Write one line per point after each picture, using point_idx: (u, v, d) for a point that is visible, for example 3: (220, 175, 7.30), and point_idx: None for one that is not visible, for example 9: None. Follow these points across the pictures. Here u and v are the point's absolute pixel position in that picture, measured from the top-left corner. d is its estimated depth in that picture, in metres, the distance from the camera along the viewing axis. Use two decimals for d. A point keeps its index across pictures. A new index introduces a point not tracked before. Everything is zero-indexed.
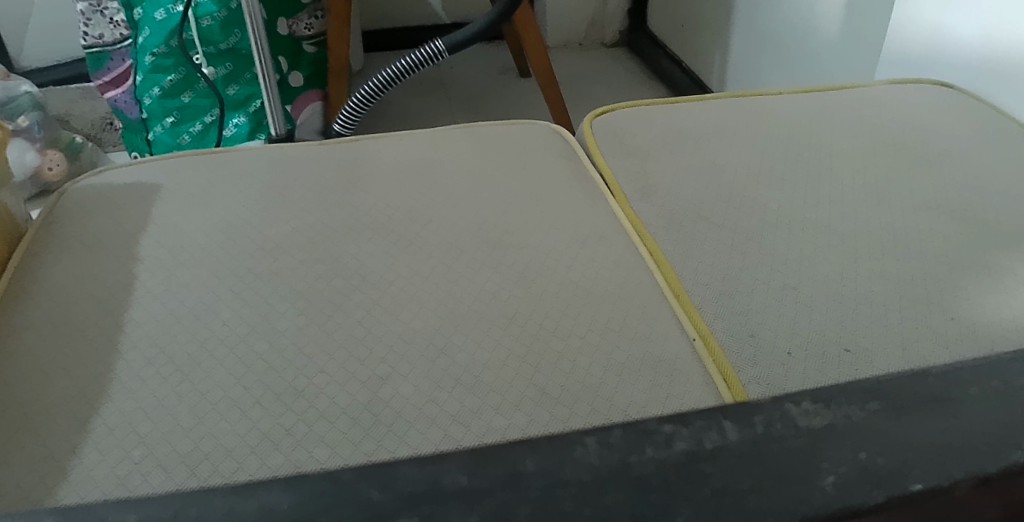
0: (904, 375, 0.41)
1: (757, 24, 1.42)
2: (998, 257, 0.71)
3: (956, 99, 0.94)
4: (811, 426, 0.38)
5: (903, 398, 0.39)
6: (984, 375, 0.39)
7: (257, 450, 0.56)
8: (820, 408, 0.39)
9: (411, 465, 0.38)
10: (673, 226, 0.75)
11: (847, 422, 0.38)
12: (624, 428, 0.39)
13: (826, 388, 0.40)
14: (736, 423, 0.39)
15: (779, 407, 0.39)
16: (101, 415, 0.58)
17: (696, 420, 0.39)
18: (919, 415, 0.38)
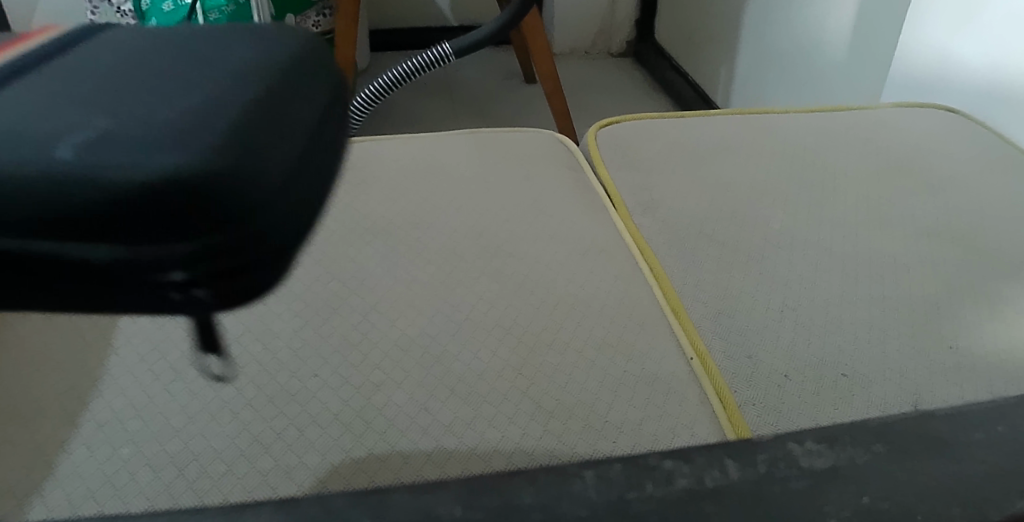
0: (909, 416, 0.40)
1: (766, 41, 1.42)
2: (1000, 286, 0.71)
3: (965, 126, 0.94)
4: (813, 467, 0.38)
5: (906, 441, 0.38)
6: (989, 419, 0.39)
7: (246, 453, 0.55)
8: (823, 448, 0.38)
9: (404, 495, 0.38)
10: (675, 242, 0.75)
11: (851, 464, 0.38)
12: (624, 463, 0.39)
13: (830, 428, 0.40)
14: (739, 461, 0.38)
15: (782, 446, 0.39)
16: (92, 412, 0.58)
17: (698, 457, 0.39)
18: (922, 458, 0.38)
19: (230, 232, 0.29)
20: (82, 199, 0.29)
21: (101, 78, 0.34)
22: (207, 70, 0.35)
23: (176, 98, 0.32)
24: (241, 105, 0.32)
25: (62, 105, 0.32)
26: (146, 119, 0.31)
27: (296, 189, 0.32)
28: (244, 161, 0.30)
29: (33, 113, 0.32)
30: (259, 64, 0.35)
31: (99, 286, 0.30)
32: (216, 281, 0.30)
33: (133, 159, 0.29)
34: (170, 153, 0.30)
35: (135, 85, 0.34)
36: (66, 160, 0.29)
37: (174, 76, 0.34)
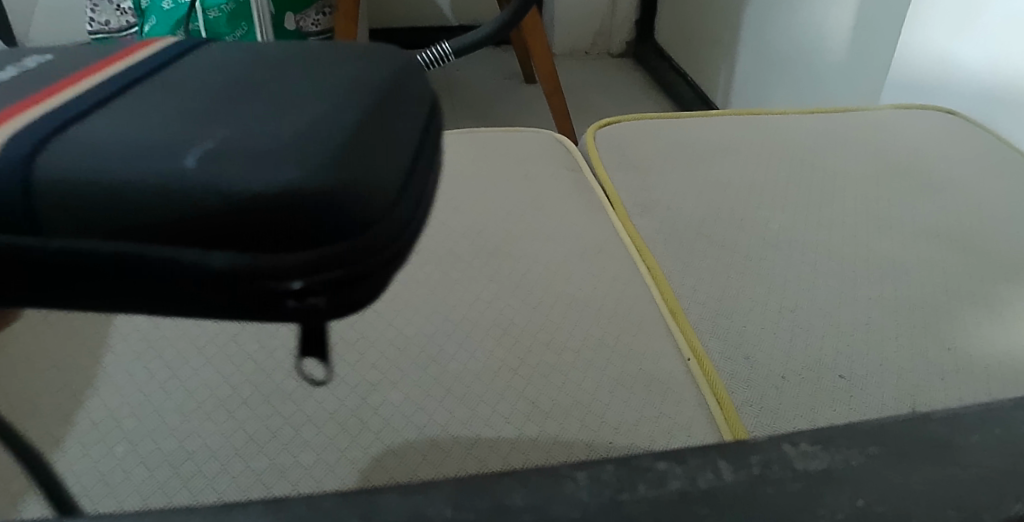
0: (906, 418, 0.40)
1: (766, 42, 1.42)
2: (997, 288, 0.71)
3: (963, 128, 0.94)
4: (808, 469, 0.37)
5: (903, 443, 0.38)
6: (987, 422, 0.39)
7: (241, 452, 0.55)
8: (818, 450, 0.38)
9: (394, 495, 0.37)
10: (673, 243, 0.75)
11: (845, 466, 0.37)
12: (616, 464, 0.39)
13: (825, 430, 0.40)
14: (732, 463, 0.38)
15: (776, 447, 0.39)
16: (87, 409, 0.57)
17: (692, 458, 0.38)
18: (920, 460, 0.37)
19: (344, 246, 0.31)
20: (211, 208, 0.31)
21: (219, 97, 0.37)
22: (315, 94, 0.37)
23: (290, 120, 0.35)
24: (350, 125, 0.35)
25: (189, 122, 0.35)
26: (263, 137, 0.33)
27: (403, 206, 0.33)
28: (357, 179, 0.32)
29: (159, 128, 0.34)
30: (363, 88, 0.38)
31: (220, 292, 0.32)
32: (332, 290, 0.32)
33: (256, 174, 0.32)
34: (290, 169, 0.32)
35: (250, 105, 0.36)
36: (196, 172, 0.32)
37: (285, 97, 0.37)
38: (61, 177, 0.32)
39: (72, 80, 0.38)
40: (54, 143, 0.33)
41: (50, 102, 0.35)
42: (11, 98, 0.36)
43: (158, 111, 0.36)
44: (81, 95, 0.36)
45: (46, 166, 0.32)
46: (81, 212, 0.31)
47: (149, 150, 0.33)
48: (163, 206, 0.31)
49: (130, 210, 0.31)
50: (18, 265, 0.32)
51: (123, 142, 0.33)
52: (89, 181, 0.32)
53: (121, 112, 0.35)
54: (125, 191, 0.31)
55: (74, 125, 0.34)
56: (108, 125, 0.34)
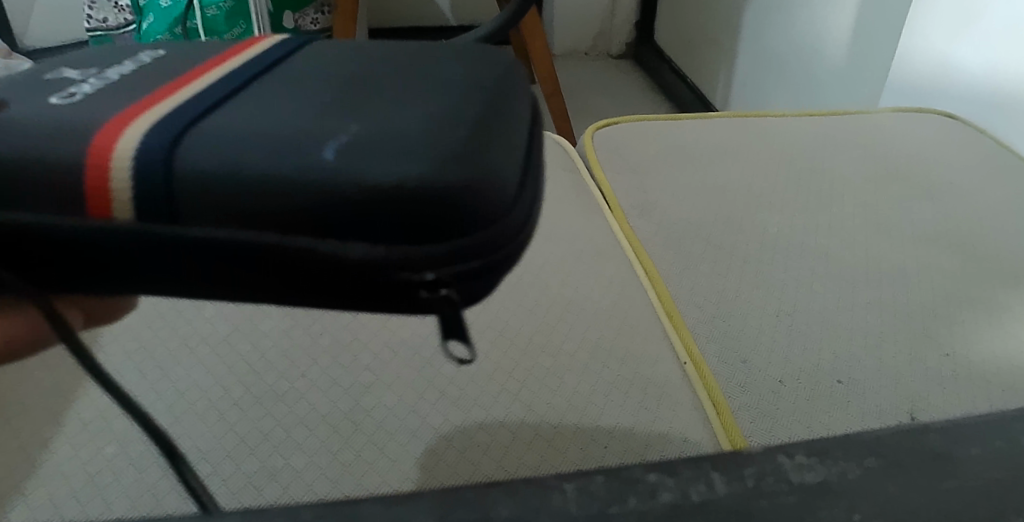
0: (905, 430, 0.40)
1: (764, 44, 1.41)
2: (996, 294, 0.70)
3: (962, 132, 0.93)
4: (804, 482, 0.37)
5: (901, 456, 0.38)
6: (987, 434, 0.38)
7: (232, 454, 0.55)
8: (814, 462, 0.38)
9: (376, 506, 0.37)
10: (670, 246, 0.74)
11: (841, 478, 0.37)
12: (606, 476, 0.38)
13: (823, 442, 0.39)
14: (725, 475, 0.37)
15: (772, 459, 0.38)
16: (76, 410, 0.57)
17: (684, 470, 0.38)
18: (918, 473, 0.37)
19: (474, 240, 0.35)
20: (346, 198, 0.34)
21: (342, 91, 0.39)
22: (436, 90, 0.39)
23: (408, 111, 0.37)
24: (473, 121, 0.37)
25: (317, 114, 0.37)
26: (388, 128, 0.36)
27: (522, 204, 0.37)
28: (485, 175, 0.35)
29: (295, 120, 0.37)
30: (476, 85, 0.40)
31: (357, 281, 0.35)
32: (461, 282, 0.35)
33: (391, 166, 0.34)
34: (422, 161, 0.34)
35: (371, 98, 0.39)
36: (334, 163, 0.34)
37: (404, 91, 0.39)
38: (203, 168, 0.35)
39: (194, 76, 0.41)
40: (194, 136, 0.36)
41: (179, 98, 0.38)
42: (137, 94, 0.39)
43: (285, 104, 0.38)
44: (207, 90, 0.39)
45: (186, 158, 0.35)
46: (222, 202, 0.35)
47: (287, 141, 0.35)
48: (301, 196, 0.34)
49: (269, 199, 0.34)
50: (164, 253, 0.35)
51: (258, 132, 0.36)
52: (230, 172, 0.35)
53: (249, 106, 0.38)
54: (265, 181, 0.34)
55: (208, 119, 0.37)
56: (240, 117, 0.37)
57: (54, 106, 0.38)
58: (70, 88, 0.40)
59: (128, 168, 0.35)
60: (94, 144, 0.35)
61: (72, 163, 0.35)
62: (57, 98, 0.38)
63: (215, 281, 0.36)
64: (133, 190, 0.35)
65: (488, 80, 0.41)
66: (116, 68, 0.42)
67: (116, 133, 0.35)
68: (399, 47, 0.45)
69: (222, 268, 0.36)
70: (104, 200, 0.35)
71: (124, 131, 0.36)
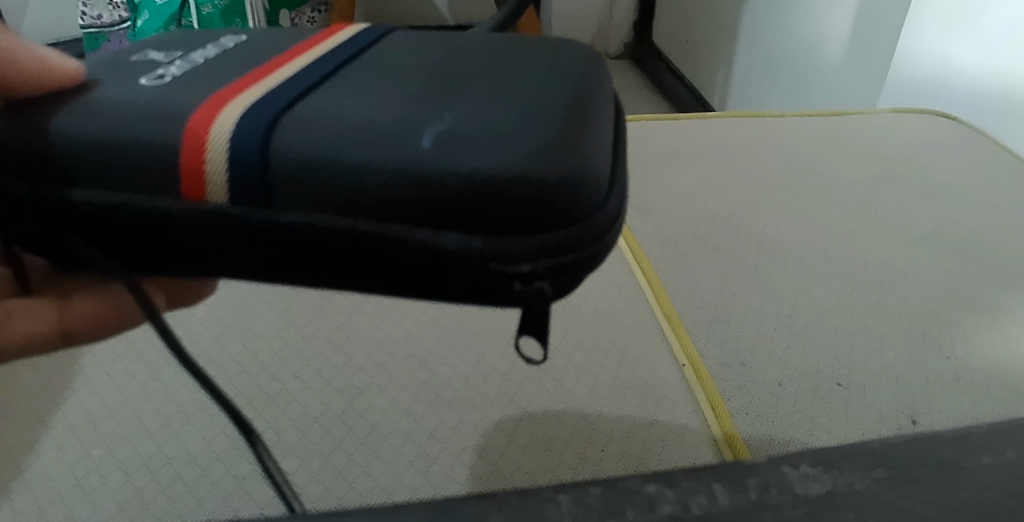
0: (911, 440, 0.39)
1: (762, 45, 1.41)
2: (998, 296, 0.69)
3: (962, 134, 0.93)
4: (809, 494, 0.36)
5: (909, 467, 0.37)
6: (997, 444, 0.37)
7: (222, 457, 0.54)
8: (819, 472, 0.37)
9: (364, 517, 0.36)
10: (668, 247, 0.73)
11: (848, 490, 0.36)
12: (603, 487, 0.37)
13: (829, 452, 0.38)
14: (728, 486, 0.37)
15: (776, 470, 0.37)
16: (64, 412, 0.56)
17: (684, 482, 0.37)
18: (926, 483, 0.36)
19: (563, 234, 0.36)
20: (438, 188, 0.35)
21: (433, 79, 0.40)
22: (526, 80, 0.40)
23: (501, 100, 0.38)
24: (566, 112, 0.38)
25: (411, 102, 0.38)
26: (482, 118, 0.37)
27: (612, 198, 0.38)
28: (579, 167, 0.36)
29: (391, 109, 0.38)
30: (568, 74, 0.41)
31: (452, 271, 0.36)
32: (553, 274, 0.36)
33: (487, 157, 0.35)
34: (518, 152, 0.35)
35: (463, 86, 0.39)
36: (431, 152, 0.35)
37: (495, 80, 0.40)
38: (300, 155, 0.36)
39: (280, 63, 0.42)
40: (292, 123, 0.37)
41: (270, 85, 0.39)
42: (224, 79, 0.40)
43: (378, 92, 0.39)
44: (298, 78, 0.40)
45: (284, 143, 0.36)
46: (315, 189, 0.36)
47: (386, 131, 0.36)
48: (394, 184, 0.35)
49: (366, 192, 0.36)
50: (261, 237, 0.37)
51: (350, 121, 0.37)
52: (326, 158, 0.36)
53: (341, 94, 0.39)
54: (361, 169, 0.35)
55: (303, 106, 0.38)
56: (335, 105, 0.38)
57: (146, 87, 0.39)
58: (157, 70, 0.41)
59: (225, 153, 0.36)
60: (189, 131, 0.37)
61: (169, 146, 0.37)
62: (147, 80, 0.40)
63: (313, 268, 0.38)
64: (229, 175, 0.36)
65: (575, 69, 0.41)
66: (198, 51, 0.44)
67: (212, 117, 0.37)
68: (485, 35, 0.45)
69: (318, 254, 0.37)
70: (201, 184, 0.37)
71: (219, 117, 0.37)
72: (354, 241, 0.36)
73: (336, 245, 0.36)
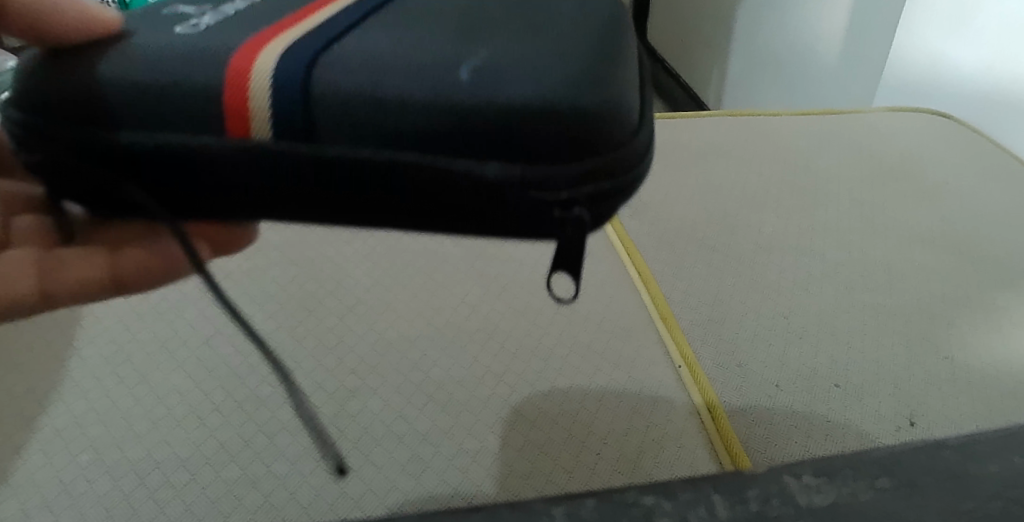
0: (917, 446, 0.37)
1: (757, 44, 1.40)
2: (995, 296, 0.69)
3: (959, 132, 0.92)
4: (812, 505, 0.35)
5: (914, 474, 0.35)
6: (1005, 450, 0.36)
7: (212, 462, 0.53)
8: (823, 482, 0.35)
9: None
10: (664, 247, 0.73)
11: (852, 501, 0.35)
12: (598, 499, 0.36)
13: (833, 460, 0.37)
14: (728, 498, 0.35)
15: (777, 480, 0.36)
16: (50, 416, 0.55)
17: (683, 494, 0.36)
18: (932, 492, 0.35)
19: (601, 159, 0.38)
20: (479, 118, 0.37)
21: (463, 20, 0.42)
22: (551, 22, 0.42)
23: (531, 39, 0.40)
24: (593, 50, 0.40)
25: (441, 41, 0.40)
26: (516, 54, 0.39)
27: (641, 130, 0.40)
28: (611, 96, 0.38)
29: (428, 46, 0.40)
30: (582, 16, 0.43)
31: (493, 200, 0.39)
32: (589, 200, 0.39)
33: (523, 86, 0.38)
34: (553, 82, 0.38)
35: (487, 28, 0.42)
36: (471, 83, 0.38)
37: (515, 22, 0.42)
38: (344, 90, 0.38)
39: (312, 9, 0.43)
40: (332, 61, 0.39)
41: (303, 29, 0.41)
42: (257, 26, 0.42)
43: (408, 33, 0.41)
44: (328, 20, 0.42)
45: (327, 80, 0.38)
46: (360, 122, 0.38)
47: (427, 66, 0.38)
48: (438, 113, 0.37)
49: (410, 123, 0.38)
50: (306, 170, 0.39)
51: (391, 57, 0.39)
52: (372, 90, 0.38)
53: (373, 34, 0.41)
54: (407, 100, 0.38)
55: (340, 45, 0.40)
56: (369, 43, 0.40)
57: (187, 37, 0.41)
58: (190, 21, 0.42)
59: (270, 89, 0.38)
60: (235, 71, 0.38)
61: (214, 88, 0.38)
62: (182, 29, 0.41)
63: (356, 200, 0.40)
64: (273, 110, 0.38)
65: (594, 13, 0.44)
66: (229, 2, 0.45)
67: (252, 57, 0.39)
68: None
69: (361, 186, 0.39)
70: (244, 120, 0.38)
71: (261, 59, 0.39)
72: (399, 172, 0.38)
73: (380, 177, 0.38)
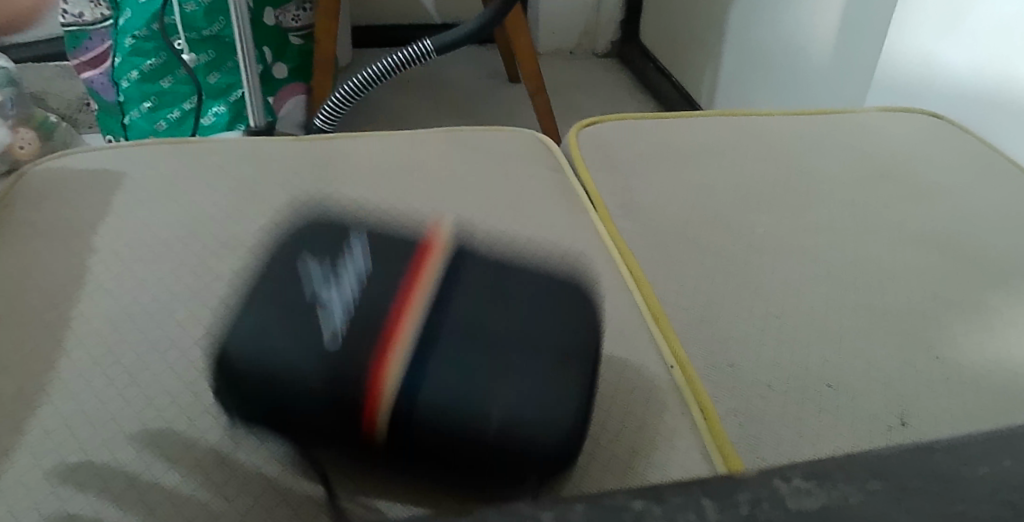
0: (905, 450, 0.37)
1: (749, 44, 1.40)
2: (985, 296, 0.69)
3: (948, 131, 0.93)
4: (801, 509, 0.34)
5: (904, 478, 0.35)
6: (995, 453, 0.36)
7: (202, 463, 0.52)
8: (813, 486, 0.35)
9: None
10: (657, 248, 0.73)
11: (843, 504, 0.35)
12: (587, 503, 0.36)
13: (821, 464, 0.37)
14: (717, 502, 0.35)
15: (767, 484, 0.36)
16: (39, 418, 0.55)
17: (672, 497, 0.36)
18: (923, 496, 0.34)
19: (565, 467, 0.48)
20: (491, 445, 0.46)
21: (482, 368, 0.48)
22: (551, 373, 0.49)
23: (533, 371, 0.49)
24: (577, 409, 0.48)
25: (496, 388, 0.47)
26: (528, 423, 0.47)
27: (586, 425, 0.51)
28: (580, 442, 0.49)
29: (466, 391, 0.47)
30: (596, 332, 0.53)
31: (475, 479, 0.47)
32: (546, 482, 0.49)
33: (531, 440, 0.47)
34: (551, 441, 0.47)
35: (532, 320, 0.51)
36: (500, 438, 0.46)
37: (550, 344, 0.50)
38: (433, 419, 0.46)
39: (390, 334, 0.47)
40: (427, 386, 0.46)
41: (412, 323, 0.48)
42: (378, 321, 0.47)
43: (477, 337, 0.49)
44: (423, 319, 0.48)
45: (422, 404, 0.46)
46: (421, 417, 0.46)
47: (469, 404, 0.46)
48: (469, 445, 0.46)
49: (450, 429, 0.46)
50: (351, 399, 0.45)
51: (447, 396, 0.46)
52: (433, 413, 0.46)
53: (455, 352, 0.48)
54: (450, 430, 0.46)
55: (429, 369, 0.47)
56: (447, 371, 0.47)
57: (329, 349, 0.47)
58: (327, 329, 0.48)
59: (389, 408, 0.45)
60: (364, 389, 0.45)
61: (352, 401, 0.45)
62: (330, 337, 0.47)
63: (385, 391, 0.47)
64: (390, 406, 0.45)
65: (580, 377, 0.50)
66: (348, 272, 0.51)
67: (379, 387, 0.45)
68: (502, 318, 0.51)
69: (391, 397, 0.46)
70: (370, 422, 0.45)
71: (381, 386, 0.45)
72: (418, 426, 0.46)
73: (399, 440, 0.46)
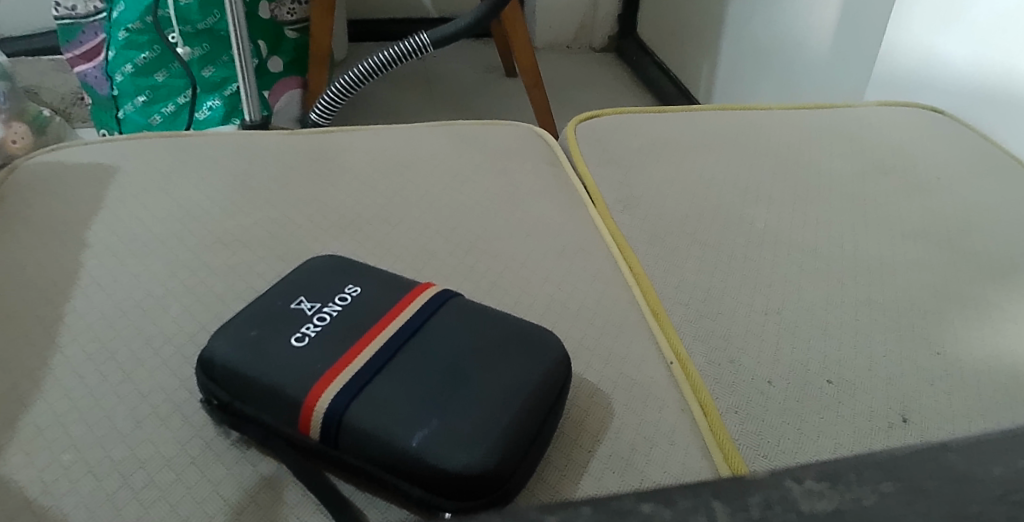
0: (919, 449, 0.37)
1: (748, 37, 1.40)
2: (985, 291, 0.69)
3: (945, 124, 0.93)
4: (814, 511, 0.34)
5: (918, 478, 0.35)
6: (1006, 453, 0.36)
7: (197, 461, 0.52)
8: (825, 488, 0.35)
9: None
10: (656, 243, 0.72)
11: (856, 507, 0.34)
12: (595, 506, 0.35)
13: (834, 464, 0.36)
14: (728, 505, 0.35)
15: (779, 485, 0.35)
16: (31, 415, 0.54)
17: (682, 500, 0.35)
18: (937, 498, 0.34)
19: (494, 489, 0.47)
20: (413, 458, 0.47)
21: (426, 391, 0.49)
22: (493, 398, 0.49)
23: (472, 393, 0.49)
24: (510, 432, 0.48)
25: (432, 404, 0.48)
26: (455, 441, 0.47)
27: (531, 456, 0.50)
28: (508, 463, 0.48)
29: (402, 404, 0.48)
30: (560, 361, 0.53)
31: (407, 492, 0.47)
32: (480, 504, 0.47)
33: (449, 454, 0.46)
34: (470, 458, 0.46)
35: (490, 349, 0.52)
36: (421, 451, 0.47)
37: (502, 369, 0.51)
38: (361, 427, 0.48)
39: (346, 358, 0.50)
40: (365, 398, 0.49)
41: (370, 350, 0.51)
42: (342, 344, 0.52)
43: (431, 362, 0.51)
44: (385, 345, 0.51)
45: (354, 415, 0.48)
46: (354, 422, 0.48)
47: (399, 418, 0.48)
48: (392, 454, 0.47)
49: (378, 436, 0.47)
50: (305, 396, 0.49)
51: (381, 408, 0.48)
52: (363, 421, 0.48)
53: (403, 374, 0.50)
54: (376, 437, 0.47)
55: (373, 386, 0.49)
56: (391, 389, 0.49)
57: (294, 348, 0.51)
58: (299, 331, 0.52)
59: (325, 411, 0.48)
60: (307, 393, 0.49)
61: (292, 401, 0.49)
62: (297, 338, 0.52)
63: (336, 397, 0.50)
64: (325, 408, 0.48)
65: (523, 406, 0.50)
66: (332, 303, 0.55)
67: (318, 393, 0.49)
68: (464, 346, 0.52)
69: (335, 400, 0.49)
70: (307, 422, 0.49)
71: (324, 392, 0.49)
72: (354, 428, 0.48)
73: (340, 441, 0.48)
